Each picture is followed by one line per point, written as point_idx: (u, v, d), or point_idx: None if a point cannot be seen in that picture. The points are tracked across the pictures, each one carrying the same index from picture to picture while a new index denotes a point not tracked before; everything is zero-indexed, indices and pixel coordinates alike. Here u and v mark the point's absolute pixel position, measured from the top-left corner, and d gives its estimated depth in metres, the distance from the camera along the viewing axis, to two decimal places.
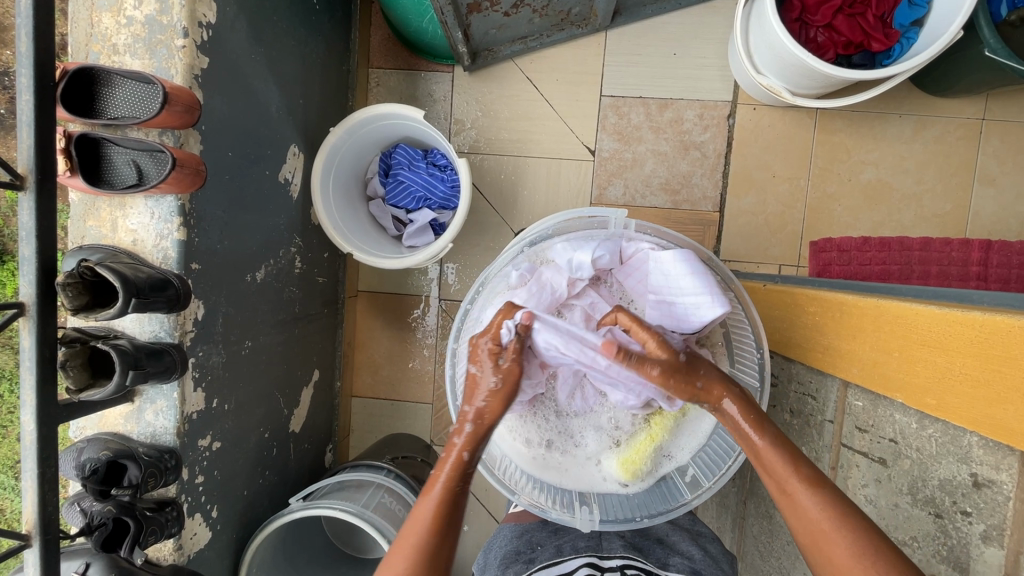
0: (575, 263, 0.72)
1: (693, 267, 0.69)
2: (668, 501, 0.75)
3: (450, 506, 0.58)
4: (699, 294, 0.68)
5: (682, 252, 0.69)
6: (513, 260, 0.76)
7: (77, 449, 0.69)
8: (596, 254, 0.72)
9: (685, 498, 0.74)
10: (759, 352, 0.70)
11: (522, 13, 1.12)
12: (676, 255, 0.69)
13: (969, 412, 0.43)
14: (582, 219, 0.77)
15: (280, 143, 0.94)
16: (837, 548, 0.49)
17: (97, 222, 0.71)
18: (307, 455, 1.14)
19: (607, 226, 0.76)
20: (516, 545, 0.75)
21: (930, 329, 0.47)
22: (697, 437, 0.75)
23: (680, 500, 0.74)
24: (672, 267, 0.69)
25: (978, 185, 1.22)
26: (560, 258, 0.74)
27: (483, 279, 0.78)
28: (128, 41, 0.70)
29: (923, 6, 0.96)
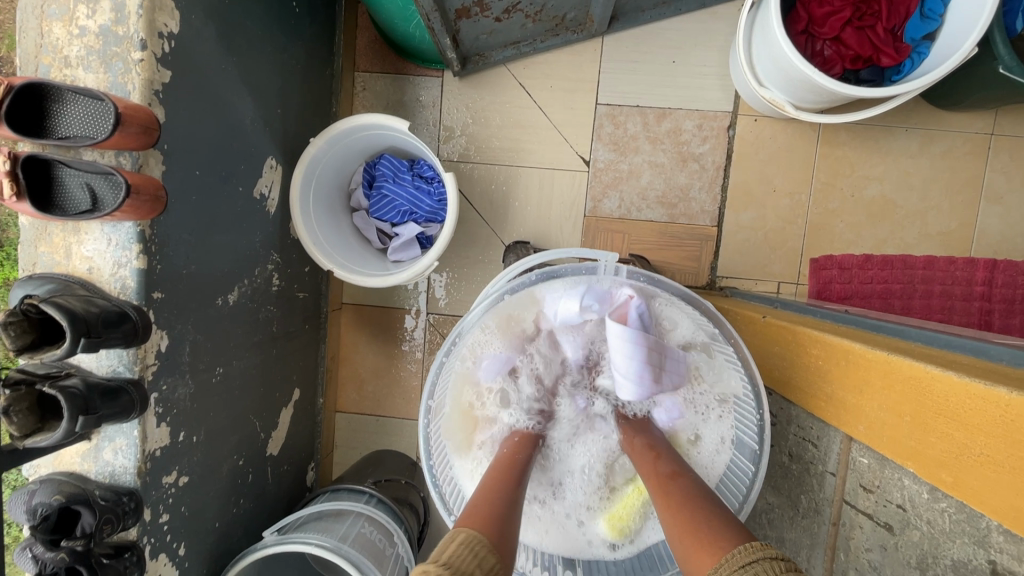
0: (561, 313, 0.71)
1: (635, 348, 0.65)
2: (658, 567, 0.69)
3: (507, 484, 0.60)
4: (625, 377, 0.66)
5: (629, 331, 0.65)
6: (494, 306, 0.71)
7: (29, 492, 0.65)
8: (583, 303, 0.69)
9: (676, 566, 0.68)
10: (759, 413, 0.66)
11: (514, 18, 1.06)
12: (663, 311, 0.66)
13: (991, 498, 0.39)
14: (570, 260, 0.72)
15: (255, 157, 0.89)
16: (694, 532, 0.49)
17: (49, 248, 0.66)
18: (286, 477, 1.10)
19: (595, 271, 0.70)
20: None
21: (947, 398, 0.43)
22: None
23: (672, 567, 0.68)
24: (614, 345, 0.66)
25: (984, 203, 1.18)
26: (546, 306, 0.72)
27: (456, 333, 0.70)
28: (80, 52, 0.64)
29: (936, 20, 0.91)
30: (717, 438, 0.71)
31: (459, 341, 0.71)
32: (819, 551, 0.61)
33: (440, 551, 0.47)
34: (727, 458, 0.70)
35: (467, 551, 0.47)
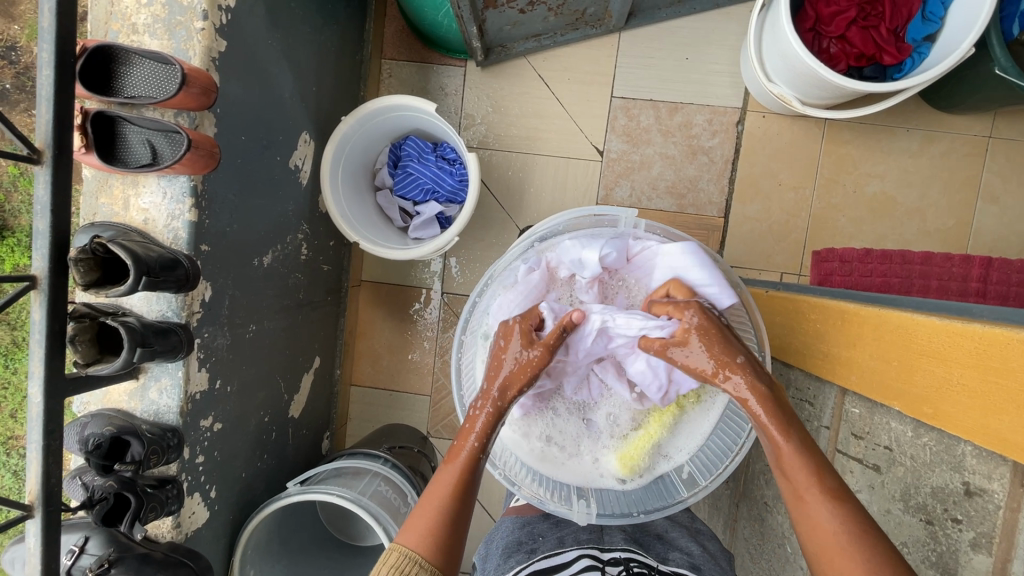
0: (582, 260, 0.75)
1: (700, 261, 0.71)
2: (665, 498, 0.76)
3: (471, 475, 0.63)
4: (705, 288, 0.70)
5: (689, 247, 0.71)
6: (522, 253, 0.78)
7: (81, 424, 0.70)
8: (604, 252, 0.74)
9: (681, 495, 0.76)
10: (761, 356, 0.72)
11: (537, 11, 1.12)
12: (683, 248, 0.71)
13: (965, 422, 0.44)
14: (590, 217, 0.78)
15: (291, 130, 0.95)
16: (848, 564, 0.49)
17: (109, 200, 0.72)
18: (304, 440, 1.15)
19: (617, 224, 0.78)
20: (518, 536, 0.79)
21: (930, 339, 0.48)
22: (695, 438, 0.77)
23: (676, 497, 0.76)
24: (681, 259, 0.72)
25: (981, 202, 1.23)
26: (567, 255, 0.76)
27: (490, 274, 0.79)
28: (147, 20, 0.70)
29: (936, 22, 0.96)
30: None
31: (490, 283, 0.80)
32: None
33: (381, 563, 0.57)
34: (728, 396, 0.76)
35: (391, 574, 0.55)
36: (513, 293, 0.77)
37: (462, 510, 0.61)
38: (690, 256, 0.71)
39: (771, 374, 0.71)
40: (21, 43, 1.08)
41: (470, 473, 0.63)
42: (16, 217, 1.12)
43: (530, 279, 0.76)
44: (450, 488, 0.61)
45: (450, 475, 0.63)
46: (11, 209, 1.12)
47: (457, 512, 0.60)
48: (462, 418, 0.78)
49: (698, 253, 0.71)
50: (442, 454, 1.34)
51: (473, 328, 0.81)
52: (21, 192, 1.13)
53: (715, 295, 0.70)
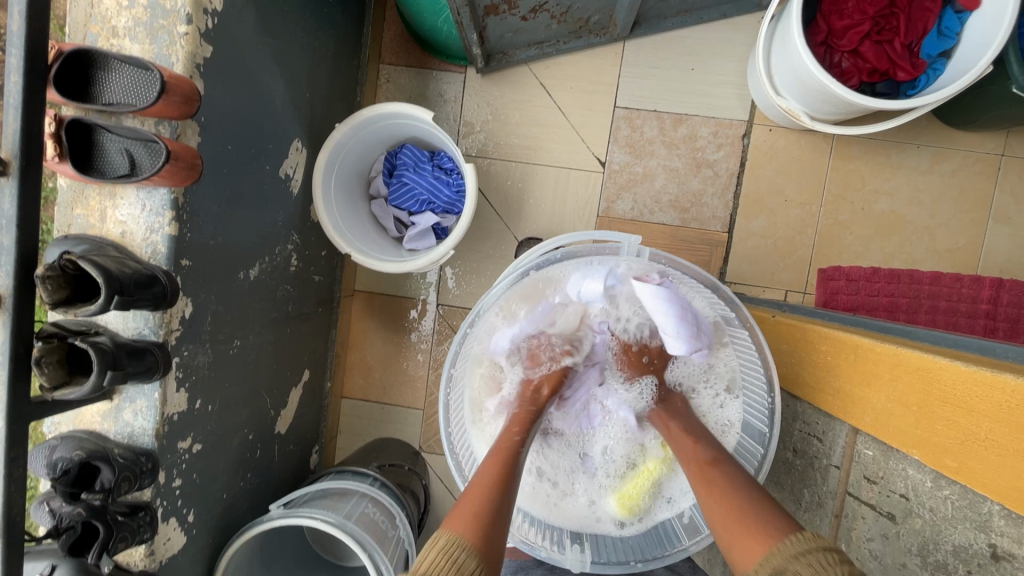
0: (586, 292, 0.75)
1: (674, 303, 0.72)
2: (665, 546, 0.74)
3: (514, 463, 0.63)
4: (678, 332, 0.73)
5: (663, 291, 0.72)
6: (511, 284, 0.74)
7: (50, 447, 0.67)
8: (605, 285, 0.75)
9: (682, 544, 0.73)
10: (770, 397, 0.69)
11: (540, 18, 1.09)
12: (657, 291, 0.72)
13: (996, 481, 0.40)
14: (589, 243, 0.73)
15: (282, 138, 0.91)
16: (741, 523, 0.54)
17: (84, 211, 0.68)
18: (292, 456, 1.11)
19: (619, 252, 0.73)
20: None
21: (955, 386, 0.44)
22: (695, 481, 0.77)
23: (678, 545, 0.73)
24: (653, 303, 0.72)
25: (992, 222, 1.20)
26: (569, 286, 0.76)
27: (474, 316, 0.73)
28: (128, 24, 0.67)
29: (952, 37, 0.93)
30: (726, 420, 0.76)
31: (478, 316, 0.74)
32: None
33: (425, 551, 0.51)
34: (734, 438, 0.76)
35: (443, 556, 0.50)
36: None
37: (509, 497, 0.58)
38: (663, 299, 0.72)
39: (780, 421, 0.67)
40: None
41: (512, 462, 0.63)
42: None
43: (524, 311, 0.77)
44: (498, 475, 0.60)
45: (490, 467, 0.62)
46: None
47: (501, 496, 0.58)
48: (451, 458, 0.74)
49: (670, 297, 0.72)
50: (435, 470, 1.31)
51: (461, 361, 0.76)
52: None
53: (676, 339, 0.73)
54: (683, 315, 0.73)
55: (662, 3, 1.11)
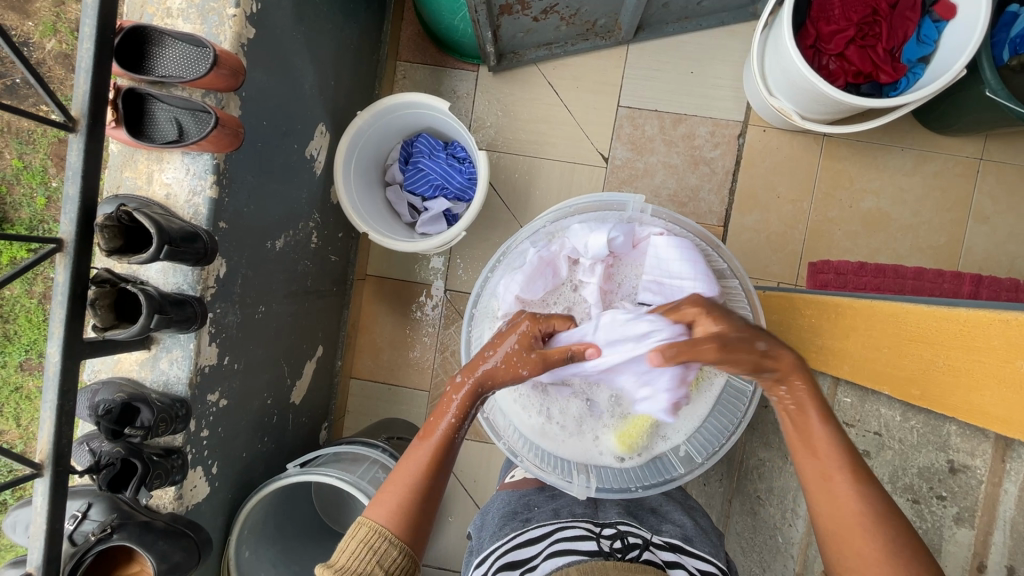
0: (591, 243, 0.78)
1: (685, 251, 0.77)
2: (662, 475, 0.79)
3: (444, 451, 0.65)
4: (695, 278, 0.76)
5: (676, 239, 0.77)
6: (532, 236, 0.82)
7: (92, 391, 0.72)
8: (612, 235, 0.77)
9: (678, 472, 0.79)
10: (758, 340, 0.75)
11: (550, 19, 1.16)
12: (670, 241, 0.77)
13: (951, 399, 0.46)
14: (598, 202, 0.82)
15: (309, 120, 0.98)
16: (863, 546, 0.51)
17: (133, 174, 0.74)
18: (303, 428, 1.16)
19: (625, 209, 0.81)
20: (513, 506, 0.79)
21: (918, 324, 0.51)
22: (693, 420, 0.79)
23: (674, 474, 0.79)
24: (671, 249, 0.77)
25: (971, 221, 1.27)
26: (576, 238, 0.80)
27: (503, 251, 0.82)
28: (182, 6, 0.74)
29: (930, 44, 1.01)
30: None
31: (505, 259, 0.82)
32: None
33: (343, 547, 0.59)
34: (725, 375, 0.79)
35: (362, 548, 0.58)
36: (519, 275, 0.79)
37: (434, 486, 0.64)
38: (674, 247, 0.77)
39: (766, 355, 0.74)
40: (54, 33, 1.11)
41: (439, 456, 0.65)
42: (32, 198, 1.15)
43: (537, 260, 0.79)
44: (422, 468, 0.64)
45: (423, 454, 0.65)
46: (28, 191, 1.15)
47: (428, 485, 0.63)
48: None
49: (683, 244, 0.77)
50: None
51: (482, 305, 0.84)
52: (38, 176, 1.16)
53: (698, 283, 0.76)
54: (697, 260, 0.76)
55: (664, 10, 1.19)
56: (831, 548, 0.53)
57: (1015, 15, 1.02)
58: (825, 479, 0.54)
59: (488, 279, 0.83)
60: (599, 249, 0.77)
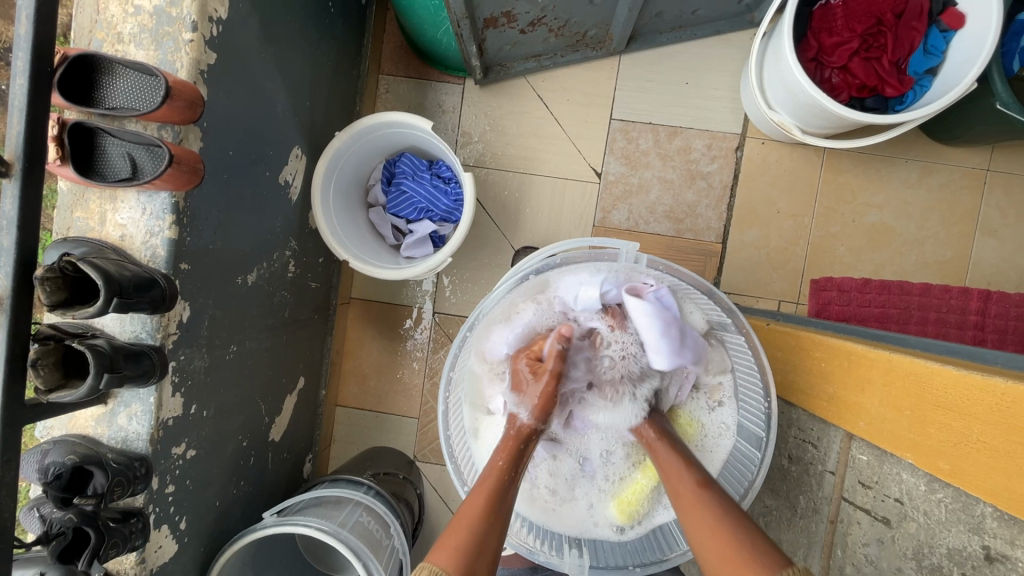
0: (582, 298, 0.77)
1: (668, 320, 0.74)
2: (662, 551, 0.76)
3: (501, 494, 0.63)
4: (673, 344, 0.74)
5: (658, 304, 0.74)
6: (514, 287, 0.76)
7: (42, 452, 0.66)
8: (602, 290, 0.76)
9: (681, 547, 0.74)
10: (766, 401, 0.71)
11: (538, 31, 1.10)
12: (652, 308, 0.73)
13: (988, 482, 0.41)
14: (589, 249, 0.74)
15: (283, 145, 0.92)
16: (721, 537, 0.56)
17: (85, 214, 0.68)
18: (285, 464, 1.10)
19: (617, 258, 0.74)
20: None
21: (946, 390, 0.45)
22: None
23: (676, 549, 0.74)
24: (645, 316, 0.73)
25: (979, 235, 1.22)
26: (566, 292, 0.79)
27: (477, 313, 0.75)
28: (133, 30, 0.68)
29: (939, 55, 0.96)
30: (721, 424, 0.79)
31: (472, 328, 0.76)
32: (816, 550, 0.62)
33: None
34: (730, 442, 0.78)
35: None
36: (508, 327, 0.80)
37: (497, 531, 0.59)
38: (653, 316, 0.73)
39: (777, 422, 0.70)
40: None
41: (501, 495, 0.63)
42: None
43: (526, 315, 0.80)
44: (482, 513, 0.60)
45: (480, 498, 0.62)
46: None
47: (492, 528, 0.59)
48: (450, 461, 0.76)
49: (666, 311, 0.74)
50: (429, 479, 1.30)
51: (460, 365, 0.78)
52: None
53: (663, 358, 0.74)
54: (676, 331, 0.74)
55: (658, 19, 1.14)
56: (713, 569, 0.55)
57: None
58: (681, 492, 0.63)
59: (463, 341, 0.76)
60: (590, 303, 0.77)
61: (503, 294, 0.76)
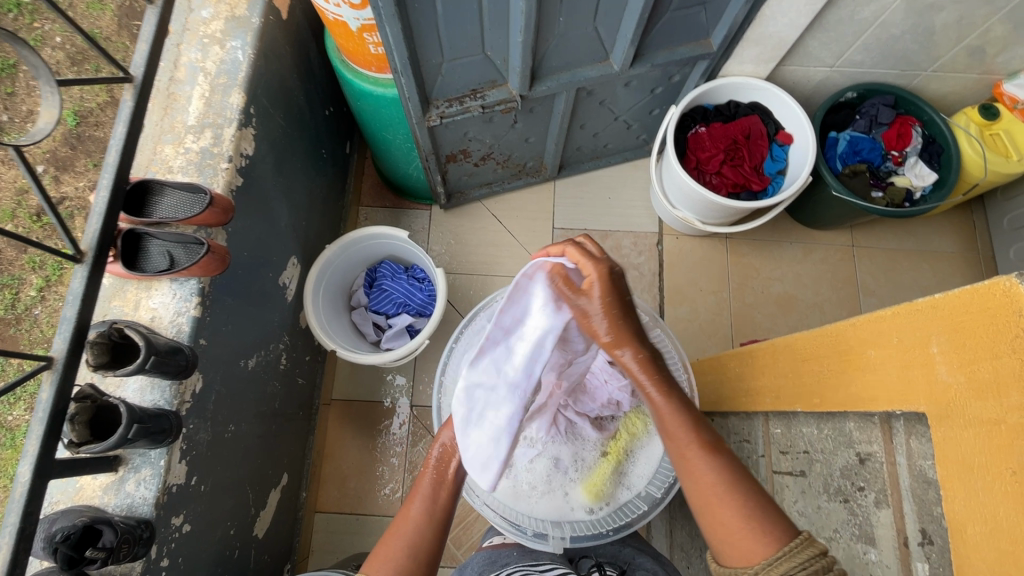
0: None
1: None
2: (627, 515, 0.83)
3: (434, 504, 0.69)
4: None
5: None
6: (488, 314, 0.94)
7: (50, 520, 0.68)
8: None
9: (641, 510, 0.82)
10: (684, 374, 0.88)
11: (488, 164, 1.41)
12: None
13: (837, 397, 0.56)
14: None
15: (283, 253, 1.10)
16: (724, 517, 0.53)
17: (121, 302, 0.81)
18: (265, 567, 1.08)
19: None
20: (492, 555, 0.81)
21: (804, 344, 0.63)
22: (650, 462, 0.85)
23: (638, 512, 0.82)
24: None
25: (862, 295, 1.49)
26: None
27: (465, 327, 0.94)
28: (182, 163, 0.89)
29: (782, 160, 1.32)
30: (660, 406, 0.87)
31: (464, 335, 0.94)
32: None
33: None
34: None
35: None
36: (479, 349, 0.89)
37: (434, 537, 0.67)
38: None
39: (697, 390, 0.86)
40: None
41: (436, 504, 0.69)
42: None
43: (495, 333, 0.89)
44: (417, 523, 0.67)
45: (417, 508, 0.68)
46: None
47: (423, 540, 0.66)
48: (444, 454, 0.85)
49: None
50: None
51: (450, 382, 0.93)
52: None
53: None
54: None
55: (579, 152, 1.48)
56: (712, 535, 0.55)
57: (836, 139, 1.35)
58: (683, 457, 0.57)
59: (453, 355, 0.94)
60: None
61: (482, 317, 0.95)
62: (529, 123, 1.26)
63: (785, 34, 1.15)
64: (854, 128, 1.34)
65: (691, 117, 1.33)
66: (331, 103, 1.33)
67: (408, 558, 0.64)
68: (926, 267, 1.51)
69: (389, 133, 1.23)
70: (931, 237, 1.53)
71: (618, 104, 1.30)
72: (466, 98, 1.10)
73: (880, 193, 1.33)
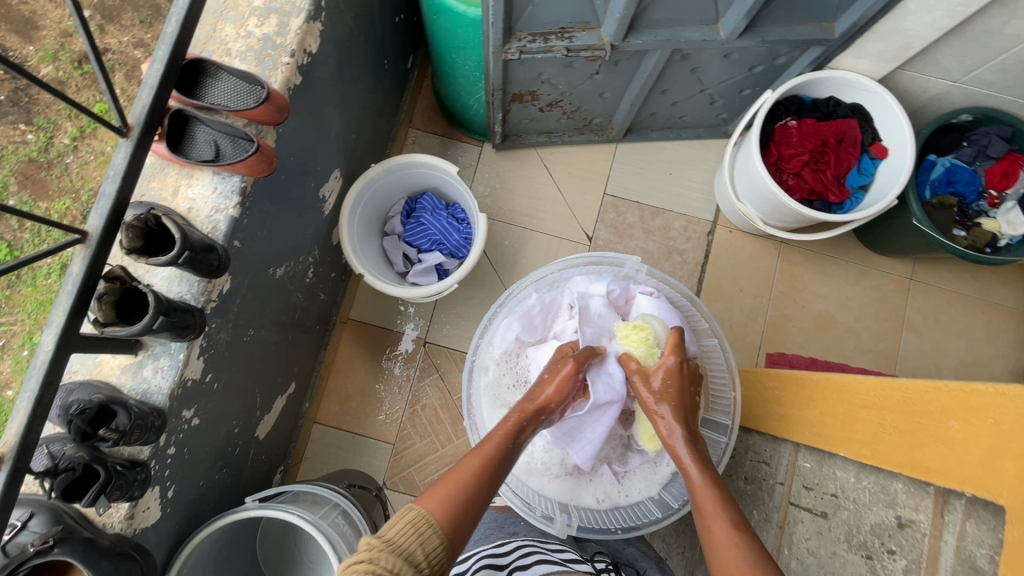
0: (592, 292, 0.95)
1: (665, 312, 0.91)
2: (640, 517, 0.88)
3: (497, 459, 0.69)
4: (671, 331, 0.88)
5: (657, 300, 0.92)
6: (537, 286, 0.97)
7: (66, 390, 0.69)
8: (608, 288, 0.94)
9: (655, 516, 0.87)
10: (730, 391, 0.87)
11: (553, 112, 1.31)
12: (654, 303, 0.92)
13: (898, 458, 0.53)
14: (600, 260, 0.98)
15: (328, 164, 1.05)
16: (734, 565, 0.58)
17: (160, 185, 0.78)
18: (260, 467, 1.11)
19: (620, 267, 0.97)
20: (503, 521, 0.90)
21: (864, 392, 0.59)
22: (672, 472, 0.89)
23: (651, 517, 0.87)
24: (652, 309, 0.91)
25: (905, 332, 1.42)
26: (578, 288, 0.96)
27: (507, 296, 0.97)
28: (241, 48, 0.82)
29: (868, 175, 1.21)
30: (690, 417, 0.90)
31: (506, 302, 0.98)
32: None
33: (388, 526, 0.55)
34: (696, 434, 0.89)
35: (408, 526, 0.55)
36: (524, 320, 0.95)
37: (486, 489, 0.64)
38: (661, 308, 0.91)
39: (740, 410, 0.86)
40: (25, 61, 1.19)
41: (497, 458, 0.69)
42: None
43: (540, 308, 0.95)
44: (474, 472, 0.65)
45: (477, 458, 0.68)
46: None
47: (478, 488, 0.64)
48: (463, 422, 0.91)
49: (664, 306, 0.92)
50: (395, 507, 1.30)
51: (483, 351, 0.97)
52: None
53: None
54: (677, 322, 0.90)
55: (651, 118, 1.38)
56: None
57: (932, 163, 1.24)
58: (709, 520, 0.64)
59: (493, 318, 0.98)
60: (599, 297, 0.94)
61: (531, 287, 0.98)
62: (610, 76, 1.16)
63: (918, 35, 1.02)
64: (957, 155, 1.22)
65: (784, 107, 1.22)
66: (404, 10, 1.23)
67: (463, 502, 0.61)
68: (981, 317, 1.43)
69: (458, 57, 1.14)
70: (996, 287, 1.44)
71: (709, 75, 1.18)
72: (552, 35, 1.00)
73: (962, 233, 1.22)
